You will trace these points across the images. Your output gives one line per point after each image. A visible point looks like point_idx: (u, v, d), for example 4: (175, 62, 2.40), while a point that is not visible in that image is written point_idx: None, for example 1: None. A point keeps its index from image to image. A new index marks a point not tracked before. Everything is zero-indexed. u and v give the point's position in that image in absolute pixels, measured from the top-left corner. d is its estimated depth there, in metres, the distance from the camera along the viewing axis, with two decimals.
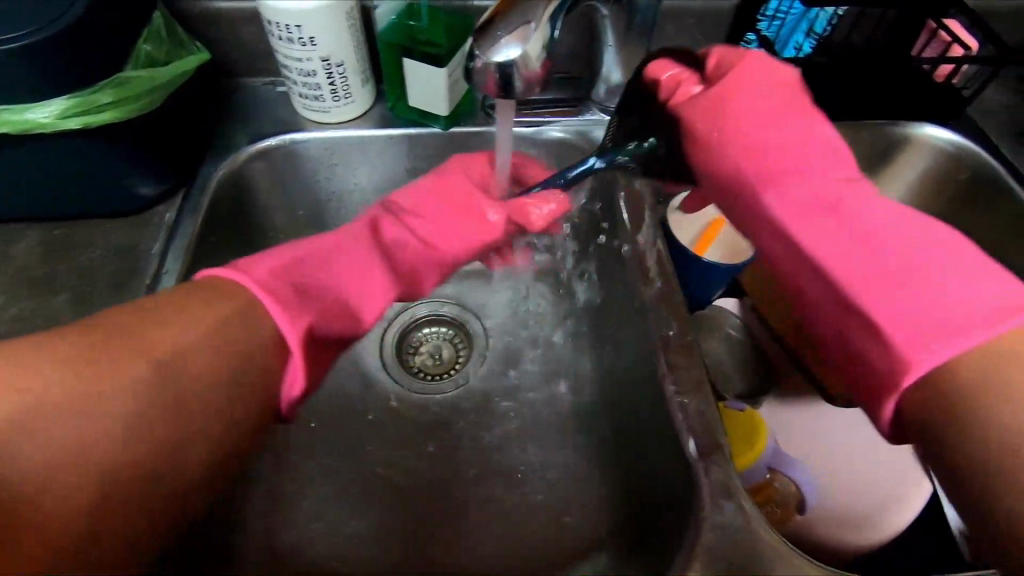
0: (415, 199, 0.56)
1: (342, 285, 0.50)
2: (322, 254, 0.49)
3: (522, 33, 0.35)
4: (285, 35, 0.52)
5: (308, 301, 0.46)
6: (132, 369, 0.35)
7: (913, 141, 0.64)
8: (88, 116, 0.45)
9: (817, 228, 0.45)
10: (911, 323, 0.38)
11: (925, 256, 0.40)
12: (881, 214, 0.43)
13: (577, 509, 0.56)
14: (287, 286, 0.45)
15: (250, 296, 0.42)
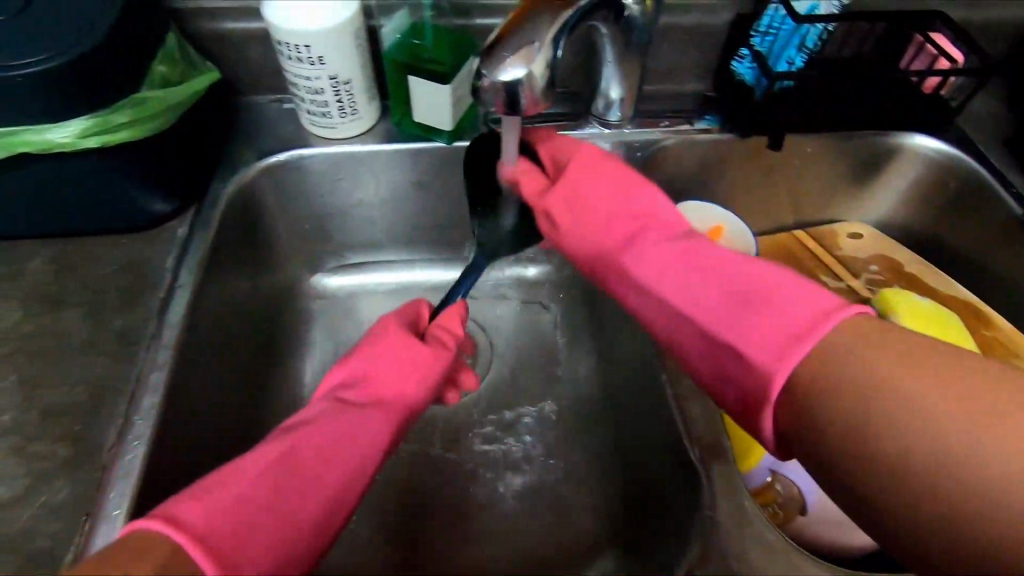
0: (366, 364, 0.47)
1: (311, 493, 0.37)
2: (275, 456, 0.38)
3: (525, 54, 0.37)
4: (294, 55, 0.54)
5: (254, 539, 0.33)
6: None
7: (905, 151, 0.67)
8: (105, 135, 0.46)
9: (647, 272, 0.45)
10: (761, 346, 0.37)
11: (763, 282, 0.39)
12: (718, 259, 0.42)
13: (583, 513, 0.57)
14: (227, 521, 0.33)
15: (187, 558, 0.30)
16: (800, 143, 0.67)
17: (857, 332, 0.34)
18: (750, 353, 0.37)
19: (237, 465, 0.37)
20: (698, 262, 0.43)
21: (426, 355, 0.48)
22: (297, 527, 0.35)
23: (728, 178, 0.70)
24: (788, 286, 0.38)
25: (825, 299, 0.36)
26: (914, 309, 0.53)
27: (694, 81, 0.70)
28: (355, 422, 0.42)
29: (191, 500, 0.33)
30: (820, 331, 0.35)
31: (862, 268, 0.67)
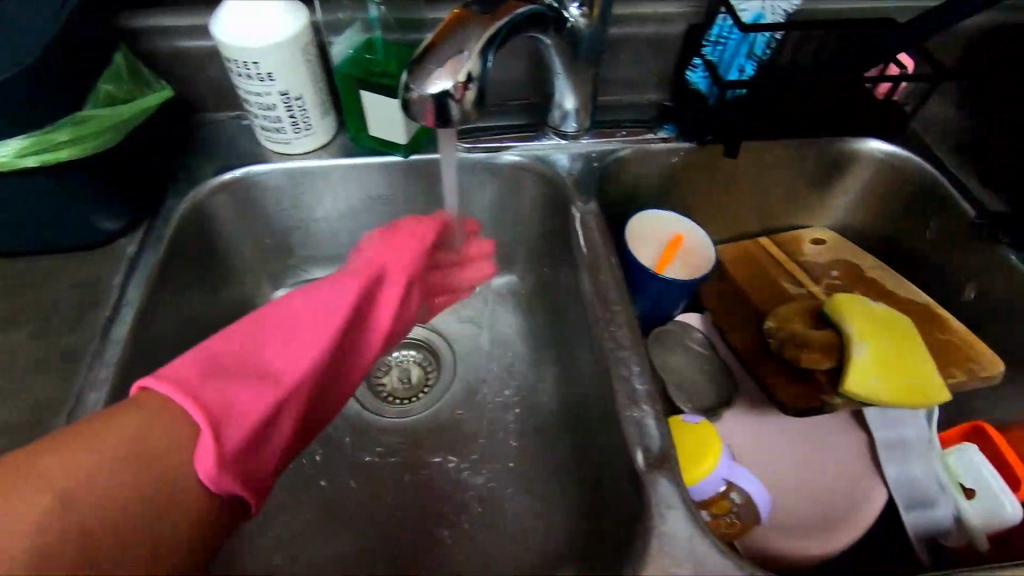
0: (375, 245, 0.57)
1: (286, 345, 0.45)
2: (280, 315, 0.47)
3: (451, 66, 0.37)
4: (243, 71, 0.54)
5: (225, 376, 0.41)
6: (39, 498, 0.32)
7: (860, 155, 0.67)
8: (44, 153, 0.46)
9: None
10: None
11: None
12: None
13: (544, 527, 0.56)
14: (211, 360, 0.42)
15: (173, 406, 0.38)
16: (759, 150, 0.67)
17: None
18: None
19: (253, 319, 0.46)
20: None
21: (409, 238, 0.57)
22: (266, 376, 0.43)
23: (689, 186, 0.70)
24: None
25: None
26: (867, 315, 0.53)
27: (653, 91, 0.70)
28: (329, 295, 0.49)
29: (212, 339, 0.43)
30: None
31: (823, 274, 0.67)
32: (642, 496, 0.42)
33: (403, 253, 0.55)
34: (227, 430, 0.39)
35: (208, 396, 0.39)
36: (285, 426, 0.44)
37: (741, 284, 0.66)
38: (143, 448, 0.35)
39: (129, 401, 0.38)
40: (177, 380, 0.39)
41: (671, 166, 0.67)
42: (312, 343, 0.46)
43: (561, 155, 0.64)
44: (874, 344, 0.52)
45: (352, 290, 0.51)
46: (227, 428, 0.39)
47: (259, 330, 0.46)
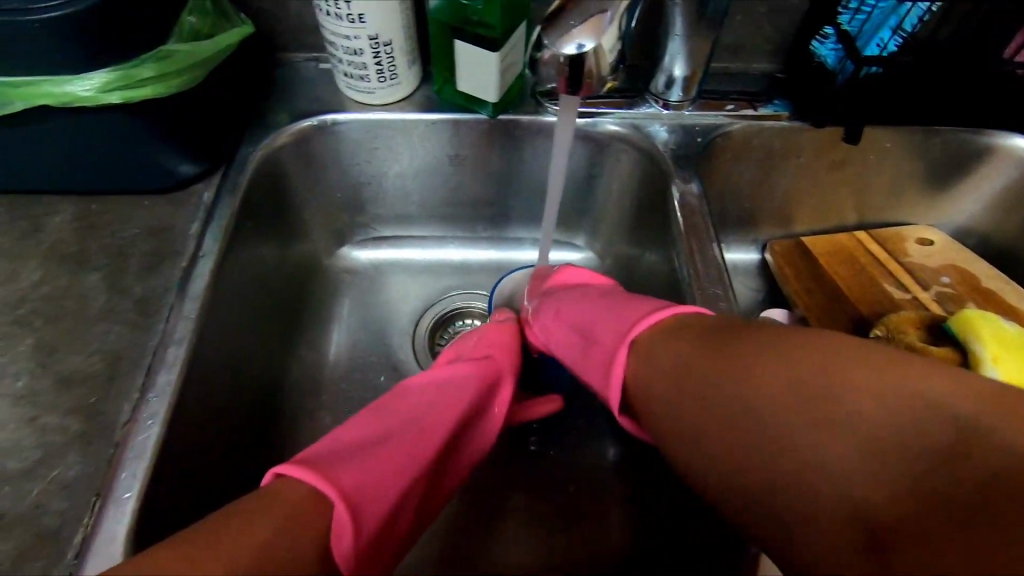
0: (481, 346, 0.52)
1: (411, 434, 0.40)
2: (410, 395, 0.45)
3: (596, 24, 0.31)
4: (333, 10, 0.49)
5: (369, 457, 0.36)
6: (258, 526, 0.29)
7: (996, 151, 0.60)
8: (130, 90, 0.43)
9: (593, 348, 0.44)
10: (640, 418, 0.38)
11: (583, 317, 0.47)
12: (598, 316, 0.45)
13: (611, 521, 0.53)
14: (353, 446, 0.37)
15: (317, 486, 0.32)
16: (880, 137, 0.60)
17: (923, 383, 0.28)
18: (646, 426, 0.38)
19: (364, 416, 0.42)
20: (583, 327, 0.46)
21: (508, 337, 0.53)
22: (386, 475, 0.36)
23: (793, 172, 0.63)
24: (608, 314, 0.45)
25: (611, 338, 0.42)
26: (999, 333, 0.48)
27: (764, 60, 0.64)
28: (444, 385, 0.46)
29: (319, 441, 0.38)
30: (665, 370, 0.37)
31: (932, 280, 0.61)
32: None
33: (501, 346, 0.52)
34: (369, 498, 0.33)
35: (350, 474, 0.34)
36: (403, 521, 0.37)
37: (838, 284, 0.61)
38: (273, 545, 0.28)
39: (259, 493, 0.31)
40: (308, 463, 0.34)
41: (778, 146, 0.61)
42: (424, 443, 0.40)
43: (659, 127, 0.59)
44: (1007, 368, 0.46)
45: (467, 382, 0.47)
46: (361, 513, 0.33)
47: (386, 416, 0.42)
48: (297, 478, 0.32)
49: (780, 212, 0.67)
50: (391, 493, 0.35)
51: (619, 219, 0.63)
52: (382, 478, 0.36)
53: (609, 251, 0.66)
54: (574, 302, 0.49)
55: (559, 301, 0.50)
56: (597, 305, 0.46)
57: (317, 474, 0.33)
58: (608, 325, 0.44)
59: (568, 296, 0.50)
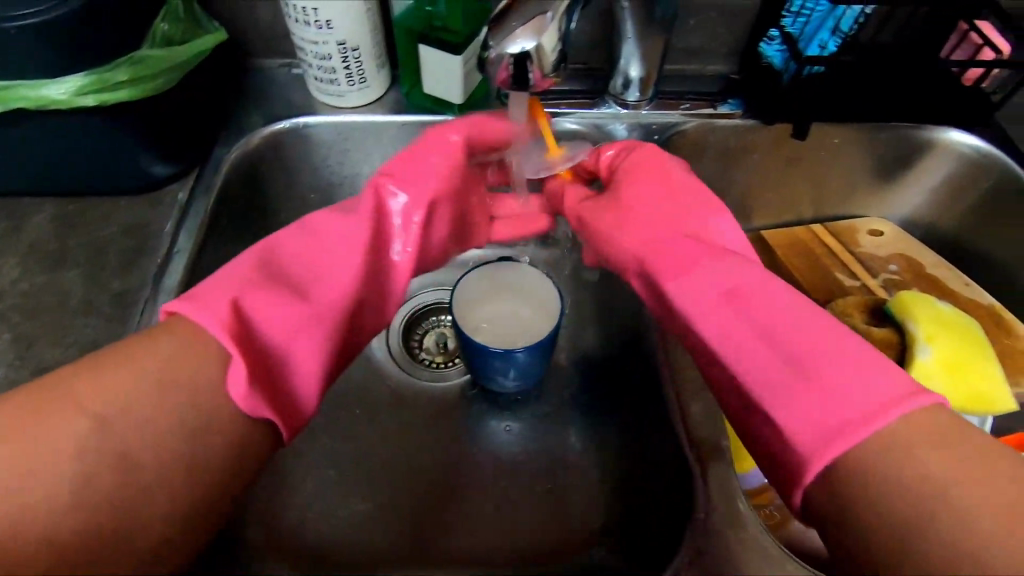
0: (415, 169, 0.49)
1: (318, 266, 0.43)
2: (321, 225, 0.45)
3: (536, 25, 0.34)
4: (302, 18, 0.52)
5: (261, 292, 0.39)
6: (76, 419, 0.31)
7: (935, 146, 0.63)
8: (104, 93, 0.45)
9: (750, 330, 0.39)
10: (813, 427, 0.34)
11: (770, 292, 0.40)
12: (808, 324, 0.38)
13: (579, 502, 0.54)
14: (247, 287, 0.39)
15: (201, 327, 0.35)
16: (828, 134, 0.63)
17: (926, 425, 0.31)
18: (812, 428, 0.34)
19: (283, 240, 0.44)
20: (755, 314, 0.40)
21: (448, 149, 0.50)
22: (280, 321, 0.39)
23: (750, 167, 0.66)
24: (812, 324, 0.38)
25: (855, 352, 0.35)
26: (934, 315, 0.51)
27: (719, 62, 0.67)
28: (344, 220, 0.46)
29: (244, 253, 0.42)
30: (891, 414, 0.31)
31: (881, 268, 0.64)
32: (691, 485, 0.41)
33: (417, 162, 0.49)
34: (262, 390, 0.36)
35: (248, 307, 0.38)
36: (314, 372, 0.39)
37: (792, 274, 0.64)
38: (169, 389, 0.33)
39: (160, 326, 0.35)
40: (206, 296, 0.37)
41: (734, 143, 0.64)
42: (327, 277, 0.43)
43: (619, 125, 0.62)
44: (940, 347, 0.49)
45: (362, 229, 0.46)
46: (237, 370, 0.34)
47: (302, 241, 0.44)
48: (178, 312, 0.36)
49: (741, 206, 0.69)
50: (285, 332, 0.39)
51: None
52: (273, 316, 0.39)
53: None
54: (735, 265, 0.43)
55: (724, 264, 0.43)
56: (807, 305, 0.40)
57: (206, 310, 0.36)
58: (804, 334, 0.37)
59: (727, 262, 0.43)
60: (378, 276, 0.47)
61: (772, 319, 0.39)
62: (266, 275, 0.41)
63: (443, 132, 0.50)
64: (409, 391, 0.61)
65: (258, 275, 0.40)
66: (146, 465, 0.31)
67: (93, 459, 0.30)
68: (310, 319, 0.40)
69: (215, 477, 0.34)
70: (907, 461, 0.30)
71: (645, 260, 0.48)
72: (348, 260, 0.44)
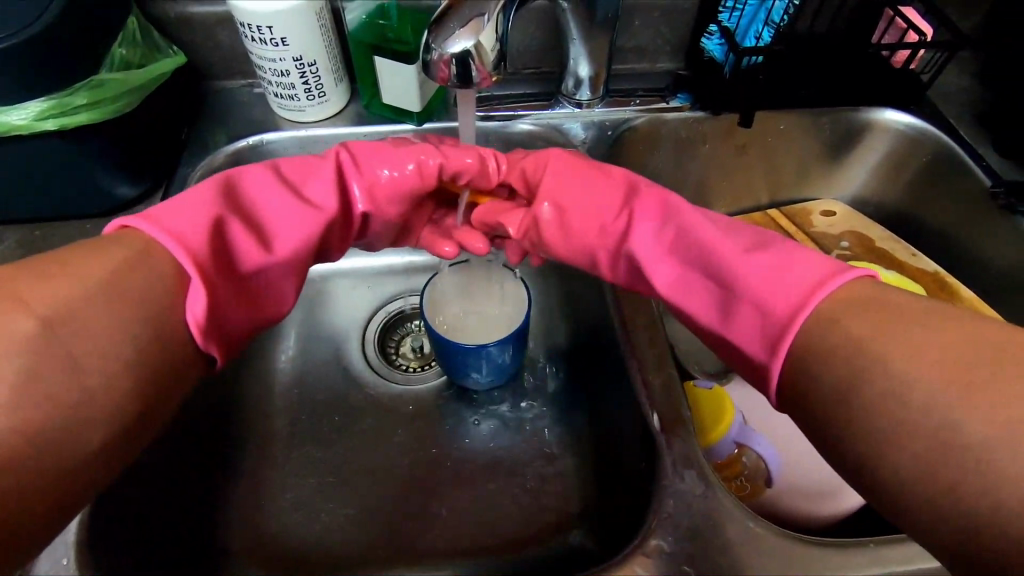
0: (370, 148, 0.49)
1: (276, 209, 0.44)
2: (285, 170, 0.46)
3: (474, 26, 0.36)
4: (257, 36, 0.53)
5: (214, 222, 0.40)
6: (24, 318, 0.32)
7: (875, 125, 0.66)
8: (63, 117, 0.46)
9: (695, 259, 0.42)
10: (755, 338, 0.37)
11: (711, 227, 0.42)
12: (718, 255, 0.40)
13: (555, 489, 0.56)
14: (204, 214, 0.40)
15: (161, 245, 0.37)
16: (772, 120, 0.66)
17: (846, 307, 0.34)
18: (742, 359, 0.38)
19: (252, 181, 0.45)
20: (687, 246, 0.42)
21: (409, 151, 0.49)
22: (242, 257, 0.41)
23: (702, 157, 0.69)
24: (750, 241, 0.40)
25: (818, 267, 0.37)
26: None
27: (666, 59, 0.70)
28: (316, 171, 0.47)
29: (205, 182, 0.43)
30: (802, 318, 0.35)
31: (833, 245, 0.67)
32: (656, 456, 0.43)
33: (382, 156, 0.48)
34: (215, 326, 0.38)
35: (215, 237, 0.40)
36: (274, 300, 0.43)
37: None
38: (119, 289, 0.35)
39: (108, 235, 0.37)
40: (164, 218, 0.39)
41: (684, 135, 0.67)
42: (305, 221, 0.44)
43: (574, 125, 0.64)
44: None
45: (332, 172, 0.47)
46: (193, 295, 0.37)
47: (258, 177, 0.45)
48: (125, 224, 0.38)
49: (699, 196, 0.72)
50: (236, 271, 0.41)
51: None
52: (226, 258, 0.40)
53: None
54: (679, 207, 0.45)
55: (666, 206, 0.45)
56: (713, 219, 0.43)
57: (174, 234, 0.38)
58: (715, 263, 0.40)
59: (625, 215, 0.46)
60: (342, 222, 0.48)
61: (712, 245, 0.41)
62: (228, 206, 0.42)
63: (418, 151, 0.48)
64: (384, 394, 0.62)
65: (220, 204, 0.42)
66: (90, 364, 0.32)
67: (34, 353, 0.31)
68: (263, 267, 0.42)
69: (155, 383, 0.35)
70: (875, 375, 0.32)
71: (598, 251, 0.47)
72: (307, 207, 0.45)
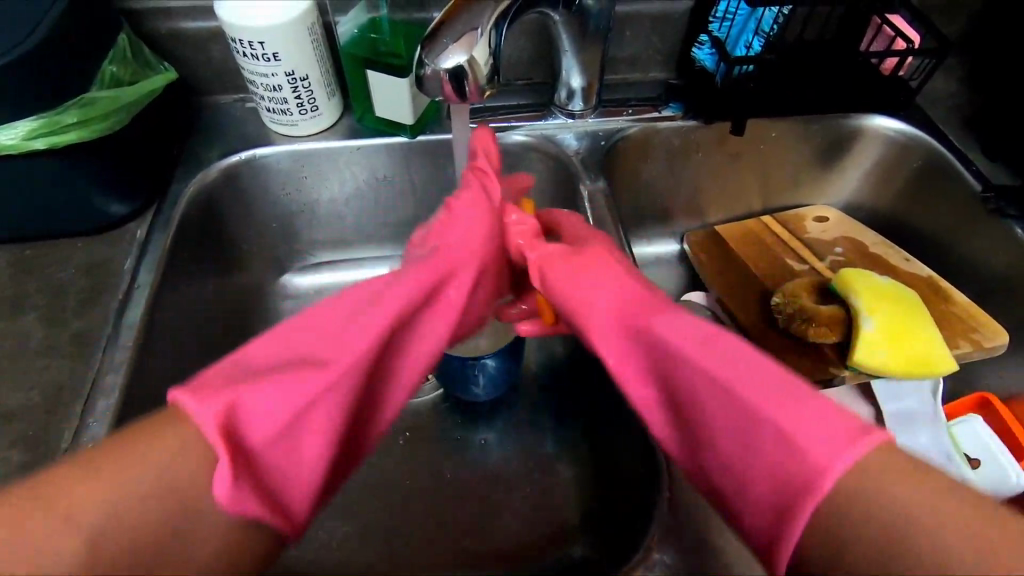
0: (453, 233, 0.43)
1: (342, 342, 0.34)
2: (353, 293, 0.37)
3: (467, 41, 0.36)
4: (249, 52, 0.53)
5: (272, 377, 0.31)
6: (91, 516, 0.25)
7: (865, 132, 0.67)
8: (53, 136, 0.46)
9: (694, 382, 0.32)
10: (767, 495, 0.29)
11: (721, 350, 0.31)
12: (684, 357, 0.32)
13: (555, 501, 0.55)
14: (255, 369, 0.31)
15: (194, 430, 0.28)
16: (764, 128, 0.67)
17: (872, 466, 0.26)
18: (759, 501, 0.29)
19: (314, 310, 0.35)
20: (706, 373, 0.31)
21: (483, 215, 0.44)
22: (281, 417, 0.30)
23: (696, 165, 0.69)
24: (753, 365, 0.31)
25: (841, 420, 0.28)
26: (873, 288, 0.55)
27: (658, 69, 0.70)
28: (383, 288, 0.38)
29: (262, 338, 0.33)
30: (839, 469, 0.27)
31: (827, 250, 0.67)
32: (657, 468, 0.43)
33: (469, 233, 0.43)
34: (268, 500, 0.30)
35: (257, 398, 0.30)
36: (336, 454, 0.33)
37: (747, 263, 0.66)
38: (185, 470, 0.28)
39: (162, 415, 0.29)
40: (215, 385, 0.29)
41: (678, 143, 0.67)
42: (353, 355, 0.33)
43: (568, 135, 0.64)
44: (882, 317, 0.53)
45: (407, 288, 0.38)
46: (226, 475, 0.28)
47: (328, 303, 0.36)
48: (178, 399, 0.29)
49: (692, 204, 0.72)
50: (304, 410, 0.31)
51: None
52: (296, 402, 0.31)
53: None
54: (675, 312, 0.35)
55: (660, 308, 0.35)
56: (732, 347, 0.32)
57: (215, 405, 0.28)
58: (721, 366, 0.31)
59: (618, 293, 0.38)
60: (405, 333, 0.38)
61: (716, 381, 0.31)
62: (292, 351, 0.33)
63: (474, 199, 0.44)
64: None
65: (285, 351, 0.33)
66: (184, 545, 0.27)
67: (115, 542, 0.25)
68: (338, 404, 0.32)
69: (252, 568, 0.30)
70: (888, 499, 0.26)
71: (590, 322, 0.37)
72: (378, 326, 0.35)
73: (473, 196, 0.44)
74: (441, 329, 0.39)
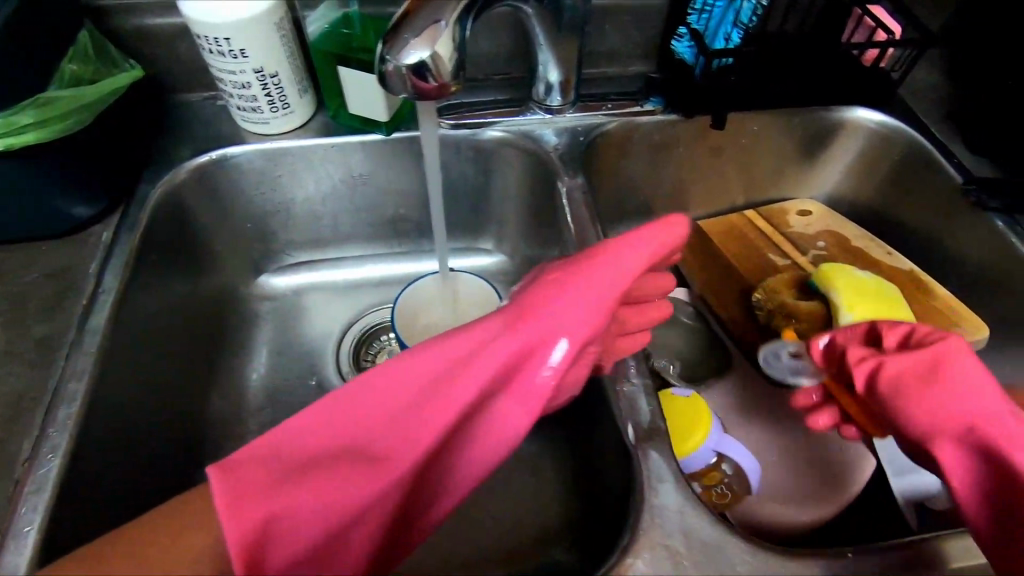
0: (567, 304, 0.40)
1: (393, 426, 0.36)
2: (420, 363, 0.38)
3: (429, 35, 0.36)
4: (214, 48, 0.52)
5: (315, 470, 0.33)
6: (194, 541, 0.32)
7: (847, 125, 0.66)
8: (9, 136, 0.45)
9: (491, 393, 0.38)
10: None
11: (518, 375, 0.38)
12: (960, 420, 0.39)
13: (535, 503, 0.54)
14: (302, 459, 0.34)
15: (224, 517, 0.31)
16: (746, 122, 0.66)
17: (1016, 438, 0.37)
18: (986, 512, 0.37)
19: (392, 373, 0.37)
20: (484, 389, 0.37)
21: (621, 277, 0.41)
22: (334, 512, 0.33)
23: (677, 161, 0.68)
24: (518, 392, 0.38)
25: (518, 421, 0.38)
26: (850, 284, 0.55)
27: (638, 62, 0.69)
28: (458, 361, 0.38)
29: (322, 402, 0.36)
30: None
31: (810, 245, 0.66)
32: (633, 470, 0.42)
33: (569, 307, 0.40)
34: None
35: (301, 495, 0.32)
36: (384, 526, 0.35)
37: (731, 259, 0.65)
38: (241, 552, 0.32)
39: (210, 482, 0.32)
40: (256, 481, 0.32)
41: (658, 139, 0.66)
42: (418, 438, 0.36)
43: (546, 131, 0.63)
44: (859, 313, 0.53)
45: (489, 364, 0.38)
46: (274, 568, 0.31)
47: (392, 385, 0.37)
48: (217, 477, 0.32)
49: (673, 200, 0.71)
50: (353, 511, 0.33)
51: (523, 221, 0.67)
52: (348, 498, 0.33)
53: (520, 253, 0.69)
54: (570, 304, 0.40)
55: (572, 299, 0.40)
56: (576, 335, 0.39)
57: (246, 506, 0.31)
58: (999, 427, 0.38)
59: (539, 316, 0.40)
60: (477, 411, 0.38)
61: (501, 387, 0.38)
62: (339, 434, 0.36)
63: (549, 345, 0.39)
64: None
65: (335, 433, 0.36)
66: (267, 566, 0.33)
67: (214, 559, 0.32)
68: (380, 504, 0.35)
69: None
70: None
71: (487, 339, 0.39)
72: (442, 413, 0.36)
73: (587, 266, 0.42)
74: (518, 411, 0.38)
